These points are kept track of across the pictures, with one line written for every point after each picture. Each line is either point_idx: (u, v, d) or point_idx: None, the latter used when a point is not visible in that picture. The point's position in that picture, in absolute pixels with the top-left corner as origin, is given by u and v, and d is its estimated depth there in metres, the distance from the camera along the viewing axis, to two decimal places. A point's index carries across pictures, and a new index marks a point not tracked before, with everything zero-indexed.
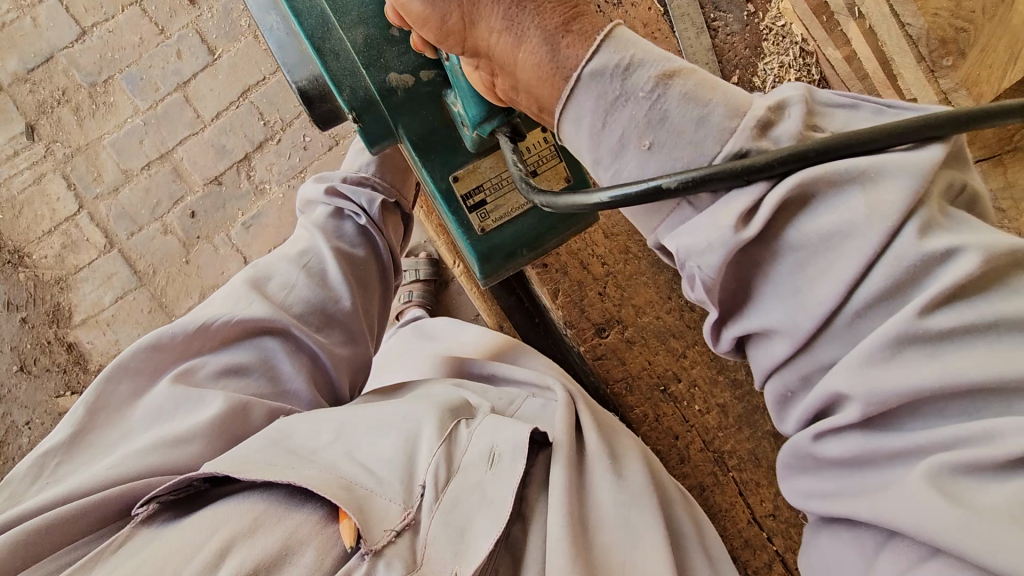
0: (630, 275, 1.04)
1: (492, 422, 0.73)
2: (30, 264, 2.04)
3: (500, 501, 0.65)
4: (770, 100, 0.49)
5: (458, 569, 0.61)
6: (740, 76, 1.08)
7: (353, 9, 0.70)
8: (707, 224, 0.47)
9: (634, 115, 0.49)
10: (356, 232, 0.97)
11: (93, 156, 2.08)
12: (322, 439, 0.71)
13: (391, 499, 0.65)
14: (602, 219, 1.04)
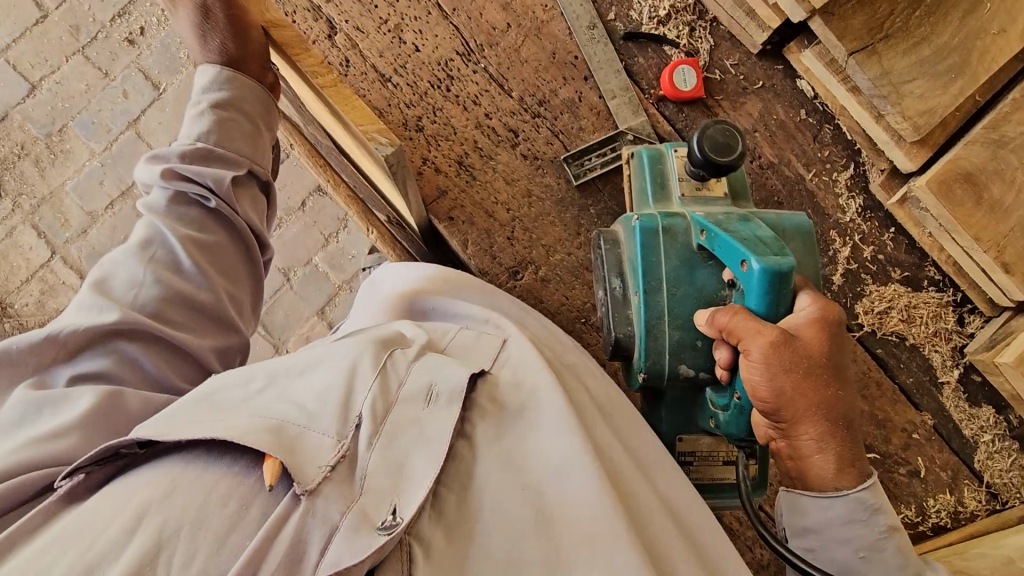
0: (536, 217, 1.07)
1: (431, 357, 0.70)
2: (12, 313, 2.12)
3: (438, 439, 0.62)
4: (874, 503, 0.69)
5: (396, 501, 0.57)
6: (617, 12, 1.13)
7: (685, 292, 0.80)
8: (846, 545, 0.70)
9: (862, 534, 0.69)
10: (199, 216, 0.82)
11: (59, 203, 2.17)
12: (253, 388, 0.66)
13: (324, 433, 0.61)
14: (501, 167, 1.08)
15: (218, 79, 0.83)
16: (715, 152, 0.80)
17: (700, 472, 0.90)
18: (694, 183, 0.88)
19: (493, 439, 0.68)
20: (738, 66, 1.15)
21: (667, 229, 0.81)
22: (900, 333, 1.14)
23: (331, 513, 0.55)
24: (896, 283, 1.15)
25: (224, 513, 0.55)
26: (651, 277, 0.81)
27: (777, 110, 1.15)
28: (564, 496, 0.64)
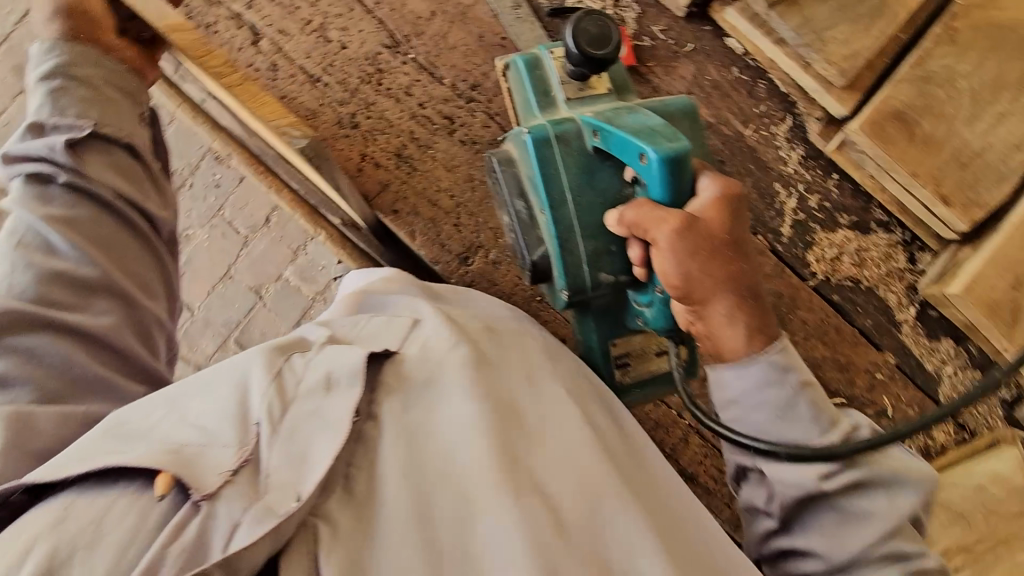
0: (481, 201, 1.08)
1: (330, 349, 0.66)
2: None
3: (339, 425, 0.59)
4: (783, 361, 0.71)
5: (300, 488, 0.55)
6: None
7: (586, 198, 0.81)
8: (763, 406, 0.71)
9: (776, 394, 0.71)
10: (44, 194, 0.67)
11: None
12: (139, 402, 0.61)
13: (224, 444, 0.56)
14: (440, 154, 1.08)
15: (46, 49, 0.71)
16: (593, 46, 0.80)
17: (637, 372, 0.93)
18: (577, 84, 0.88)
19: (403, 414, 0.65)
20: (666, 31, 1.15)
21: (562, 138, 0.81)
22: (853, 277, 1.16)
23: (230, 514, 0.53)
24: (845, 228, 1.16)
25: (119, 531, 0.51)
26: (554, 186, 0.80)
27: (710, 71, 1.16)
28: (462, 461, 0.61)
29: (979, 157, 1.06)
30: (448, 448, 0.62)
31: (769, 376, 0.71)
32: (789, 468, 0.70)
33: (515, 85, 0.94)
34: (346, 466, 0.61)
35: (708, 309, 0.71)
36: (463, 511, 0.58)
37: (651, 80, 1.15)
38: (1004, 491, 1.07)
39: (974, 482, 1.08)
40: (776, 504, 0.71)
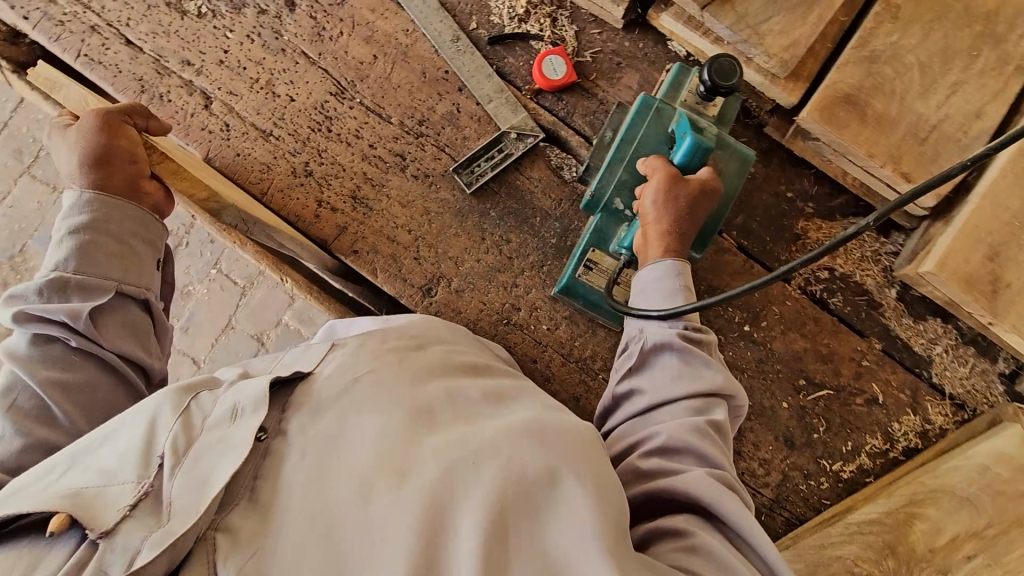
0: (439, 232, 1.10)
1: (232, 388, 0.81)
2: None
3: (239, 443, 0.73)
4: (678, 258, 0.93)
5: (199, 509, 0.67)
6: (478, 19, 1.14)
7: (642, 151, 0.99)
8: (653, 287, 0.92)
9: (667, 283, 0.91)
10: (63, 356, 0.88)
11: None
12: (57, 472, 0.74)
13: (125, 482, 0.71)
14: (395, 192, 1.10)
15: (82, 202, 0.94)
16: (719, 77, 0.97)
17: (593, 279, 1.04)
18: (694, 100, 1.04)
19: (308, 427, 0.77)
20: (607, 44, 1.16)
21: (661, 109, 0.99)
22: (827, 265, 1.13)
23: (133, 537, 0.65)
24: (811, 216, 1.14)
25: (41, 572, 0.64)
26: (633, 131, 0.99)
27: (655, 77, 1.15)
28: (363, 460, 0.72)
29: (936, 129, 1.03)
30: (351, 448, 0.74)
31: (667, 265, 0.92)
32: (660, 328, 0.90)
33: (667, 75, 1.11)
34: (252, 478, 0.73)
35: (667, 235, 0.92)
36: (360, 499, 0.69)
37: (597, 94, 1.15)
38: (1010, 470, 1.02)
39: (977, 463, 1.04)
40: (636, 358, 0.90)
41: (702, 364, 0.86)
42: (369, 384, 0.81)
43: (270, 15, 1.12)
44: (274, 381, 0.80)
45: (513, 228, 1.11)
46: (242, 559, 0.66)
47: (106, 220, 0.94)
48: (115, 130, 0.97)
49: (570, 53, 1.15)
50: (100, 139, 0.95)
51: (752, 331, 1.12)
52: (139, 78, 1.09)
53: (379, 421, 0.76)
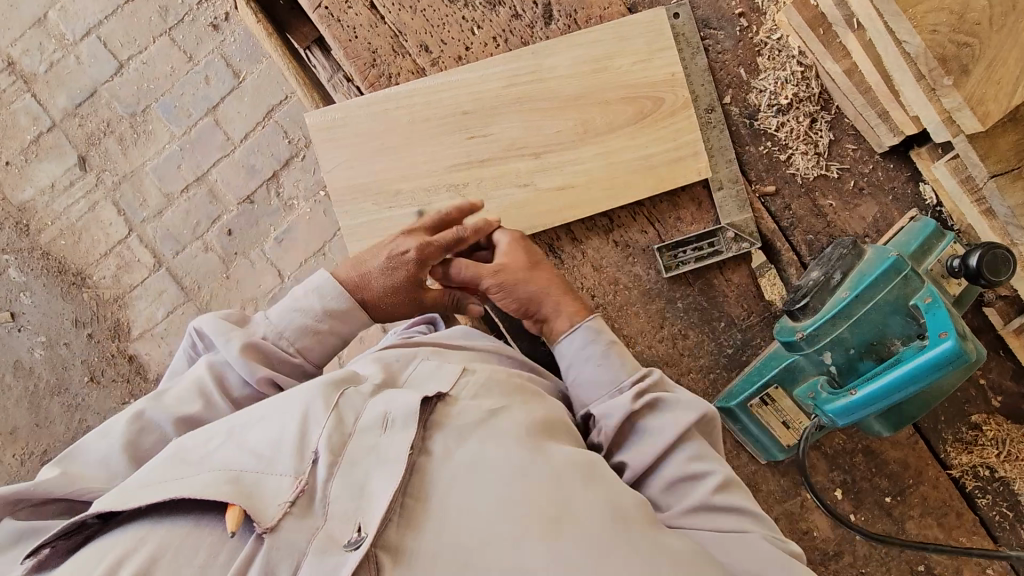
0: (621, 306, 1.05)
1: (383, 394, 0.75)
2: (92, 284, 2.24)
3: (396, 459, 0.67)
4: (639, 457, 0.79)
5: (361, 518, 0.62)
6: (733, 94, 1.05)
7: (877, 317, 0.91)
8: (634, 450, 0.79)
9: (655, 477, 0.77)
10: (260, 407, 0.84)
11: (139, 182, 2.24)
12: (214, 441, 0.69)
13: (283, 474, 0.65)
14: (592, 252, 1.05)
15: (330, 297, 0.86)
16: (988, 270, 0.88)
17: (766, 416, 1.01)
18: (941, 271, 0.96)
19: (453, 454, 0.70)
20: (856, 164, 1.05)
21: (909, 277, 0.91)
22: (988, 464, 1.06)
23: (297, 542, 0.60)
24: (993, 411, 1.07)
25: (193, 563, 0.59)
26: (871, 291, 0.91)
27: (893, 217, 1.05)
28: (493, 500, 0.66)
29: None
30: (485, 491, 0.67)
31: (584, 332, 0.89)
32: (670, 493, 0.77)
33: (909, 224, 1.02)
34: (404, 495, 0.66)
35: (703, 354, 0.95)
36: (522, 540, 0.63)
37: (826, 214, 1.06)
38: None
39: None
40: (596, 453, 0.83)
41: (670, 409, 0.79)
42: (504, 416, 0.75)
43: (524, 22, 1.03)
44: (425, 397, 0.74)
45: (695, 326, 1.05)
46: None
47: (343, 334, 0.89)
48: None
49: (817, 161, 1.05)
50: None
51: (892, 504, 1.08)
52: (373, 49, 1.03)
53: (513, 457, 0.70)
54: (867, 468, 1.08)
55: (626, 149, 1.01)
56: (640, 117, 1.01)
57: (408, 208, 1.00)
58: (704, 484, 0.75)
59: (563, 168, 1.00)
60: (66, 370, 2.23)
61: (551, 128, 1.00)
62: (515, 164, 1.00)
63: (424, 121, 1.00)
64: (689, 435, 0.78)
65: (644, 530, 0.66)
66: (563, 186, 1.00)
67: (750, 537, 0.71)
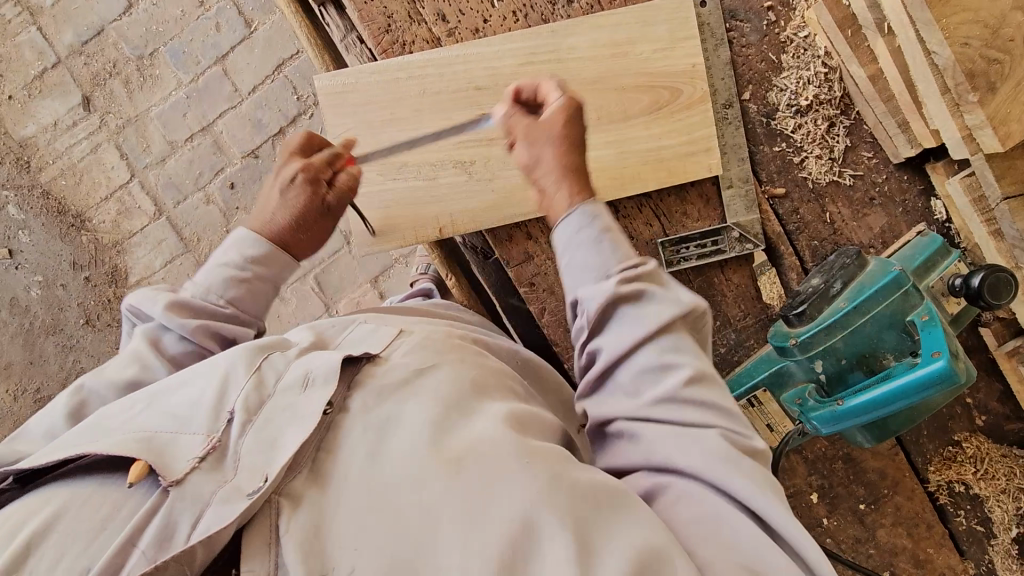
0: None
1: (306, 357, 0.77)
2: (91, 228, 2.23)
3: (312, 414, 0.68)
4: (617, 337, 0.70)
5: (268, 470, 0.62)
6: (753, 91, 1.03)
7: (871, 330, 0.91)
8: (617, 332, 0.71)
9: (631, 362, 0.69)
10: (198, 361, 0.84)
11: (143, 127, 2.20)
12: (134, 408, 0.71)
13: (195, 433, 0.66)
14: None
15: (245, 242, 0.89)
16: (989, 292, 0.88)
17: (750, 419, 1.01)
18: (943, 289, 0.95)
19: (371, 408, 0.71)
20: (870, 172, 1.04)
21: (909, 292, 0.90)
22: (964, 481, 1.08)
23: (202, 490, 0.60)
24: (977, 429, 1.08)
25: (96, 518, 0.60)
26: (870, 303, 0.91)
27: (901, 229, 1.04)
28: (397, 446, 0.67)
29: None
30: (396, 441, 0.67)
31: (579, 216, 0.74)
32: (633, 391, 0.69)
33: (916, 237, 1.01)
34: (316, 449, 0.67)
35: None
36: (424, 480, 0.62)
37: (834, 222, 1.04)
38: None
39: None
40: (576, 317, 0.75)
41: (655, 299, 0.70)
42: (432, 377, 0.76)
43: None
44: (346, 358, 0.76)
45: None
46: (309, 525, 0.60)
47: (275, 276, 0.91)
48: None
49: (830, 167, 1.03)
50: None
51: (866, 512, 1.09)
52: (389, 14, 1.00)
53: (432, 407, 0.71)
54: (846, 475, 1.10)
55: (638, 140, 0.99)
56: (655, 107, 0.99)
57: (414, 181, 0.99)
58: (672, 377, 0.68)
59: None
60: (62, 310, 2.24)
61: None
62: None
63: (436, 94, 0.98)
64: (670, 328, 0.70)
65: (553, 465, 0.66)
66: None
67: (707, 436, 0.66)
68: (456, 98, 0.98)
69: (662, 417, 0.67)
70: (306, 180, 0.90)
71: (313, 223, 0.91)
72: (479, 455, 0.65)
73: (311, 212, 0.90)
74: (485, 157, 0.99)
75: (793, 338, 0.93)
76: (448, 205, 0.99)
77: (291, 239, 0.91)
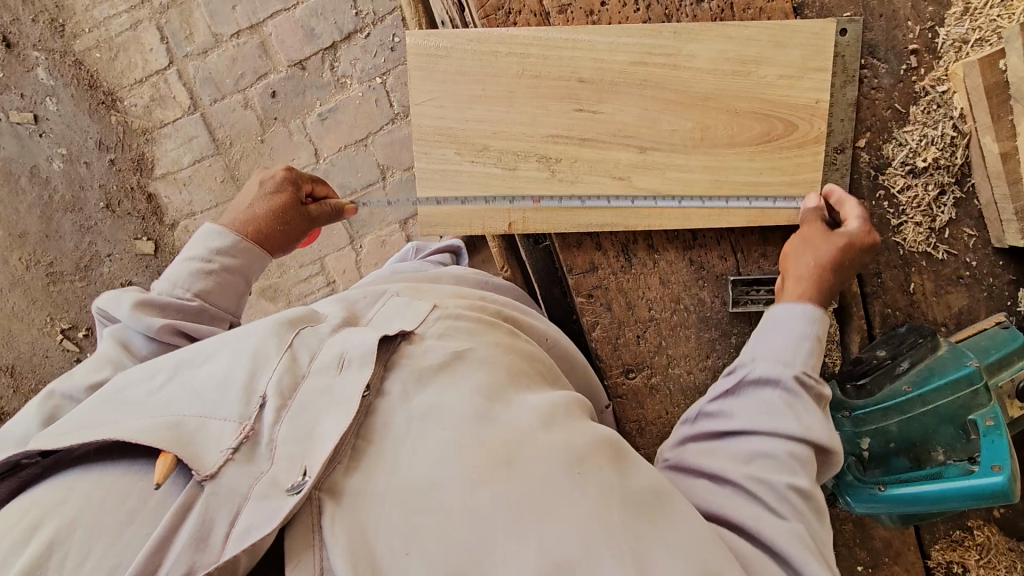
0: (673, 326, 1.01)
1: (342, 334, 0.71)
2: (121, 109, 2.13)
3: (348, 400, 0.62)
4: (789, 321, 0.83)
5: (306, 463, 0.58)
6: (869, 139, 0.95)
7: (927, 421, 0.89)
8: (774, 353, 0.81)
9: (774, 405, 0.77)
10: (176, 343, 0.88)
11: (188, 13, 2.07)
12: (156, 383, 0.66)
13: (225, 418, 0.61)
14: (663, 264, 0.99)
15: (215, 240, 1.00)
16: None
17: None
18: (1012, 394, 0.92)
19: (412, 396, 0.66)
20: (964, 252, 0.98)
21: (978, 392, 0.86)
22: (964, 564, 1.09)
23: (239, 485, 0.56)
24: (990, 518, 1.09)
25: (125, 511, 0.56)
26: (934, 395, 0.88)
27: (979, 314, 0.99)
28: (433, 437, 0.62)
29: None
30: (442, 427, 0.63)
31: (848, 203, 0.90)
32: (771, 442, 0.74)
33: (997, 328, 0.96)
34: (354, 438, 0.62)
35: None
36: (469, 481, 0.59)
37: (913, 293, 0.99)
38: None
39: None
40: (715, 401, 0.83)
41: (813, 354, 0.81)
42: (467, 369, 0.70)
43: None
44: (383, 339, 0.70)
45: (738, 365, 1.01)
46: (353, 529, 0.56)
47: (243, 269, 1.01)
48: (853, 273, 0.88)
49: (926, 237, 0.97)
50: (822, 241, 0.87)
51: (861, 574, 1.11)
52: None
53: (477, 407, 0.66)
54: (852, 536, 1.11)
55: (737, 171, 0.92)
56: (764, 139, 0.91)
57: (492, 168, 0.92)
58: (789, 474, 0.72)
59: (667, 171, 0.92)
60: (82, 190, 2.18)
61: (668, 124, 0.91)
62: (615, 153, 0.92)
63: (533, 79, 0.90)
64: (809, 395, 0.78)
65: (598, 473, 0.63)
66: (659, 191, 0.92)
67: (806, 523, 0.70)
68: (552, 86, 0.90)
69: (787, 480, 0.71)
70: (285, 180, 1.11)
71: (289, 215, 1.08)
72: (523, 462, 0.62)
73: (291, 208, 1.08)
74: (572, 155, 0.92)
75: (846, 408, 0.94)
76: (522, 199, 0.93)
77: (273, 230, 1.06)
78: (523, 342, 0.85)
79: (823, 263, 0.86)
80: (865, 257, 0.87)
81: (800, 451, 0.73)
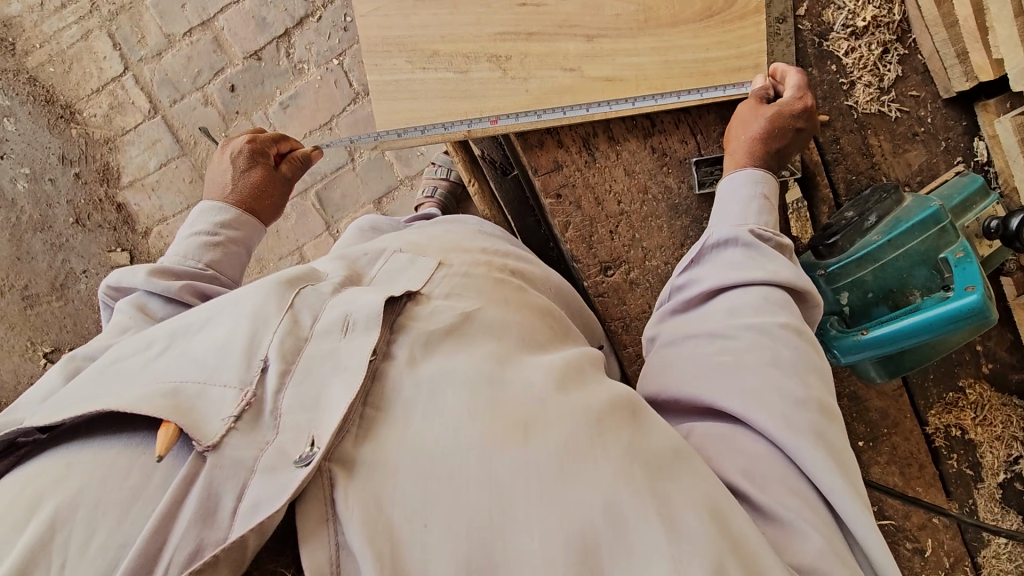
0: (645, 217, 1.00)
1: (347, 295, 0.62)
2: (80, 121, 2.12)
3: (356, 366, 0.54)
4: (740, 185, 0.85)
5: (316, 432, 0.50)
6: (810, 7, 0.97)
7: (902, 266, 0.90)
8: (728, 217, 0.83)
9: (734, 259, 0.78)
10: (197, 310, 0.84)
11: (137, 16, 2.08)
12: (152, 350, 0.58)
13: (226, 384, 0.52)
14: (626, 154, 0.99)
15: (215, 213, 0.99)
16: None
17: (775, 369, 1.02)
18: (978, 231, 0.93)
19: (419, 363, 0.58)
20: (916, 108, 1.00)
21: (946, 230, 0.87)
22: (961, 425, 1.10)
23: (243, 458, 0.48)
24: (980, 376, 1.10)
25: (126, 487, 0.48)
26: (904, 238, 0.89)
27: (939, 170, 1.01)
28: (441, 405, 0.54)
29: None
30: (450, 394, 0.55)
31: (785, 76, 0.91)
32: (739, 292, 0.74)
33: (956, 177, 0.98)
34: (362, 404, 0.54)
35: None
36: (484, 452, 0.51)
37: (873, 155, 1.01)
38: None
39: None
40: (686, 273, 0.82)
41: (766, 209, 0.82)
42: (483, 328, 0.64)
43: None
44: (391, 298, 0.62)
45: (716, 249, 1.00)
46: (369, 502, 0.48)
47: (246, 241, 1.01)
48: (792, 141, 0.87)
49: (877, 97, 0.99)
50: (751, 114, 0.87)
51: (863, 449, 1.11)
52: None
53: (488, 368, 0.58)
54: (849, 413, 1.11)
55: (684, 49, 0.93)
56: (706, 14, 0.93)
57: (444, 73, 0.94)
58: (770, 314, 0.71)
59: (616, 57, 0.93)
60: (50, 208, 2.15)
61: (612, 10, 0.92)
62: (563, 45, 0.93)
63: None
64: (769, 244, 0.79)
65: (626, 434, 0.55)
66: (611, 77, 0.94)
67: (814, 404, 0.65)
68: None
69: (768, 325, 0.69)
70: (253, 152, 1.06)
71: (270, 189, 1.06)
72: (543, 426, 0.54)
73: (270, 181, 1.06)
74: (519, 52, 0.93)
75: (823, 266, 0.94)
76: (470, 101, 0.94)
77: (260, 206, 1.04)
78: (533, 297, 0.78)
79: (755, 134, 0.86)
80: (800, 122, 0.86)
81: (775, 295, 0.73)
